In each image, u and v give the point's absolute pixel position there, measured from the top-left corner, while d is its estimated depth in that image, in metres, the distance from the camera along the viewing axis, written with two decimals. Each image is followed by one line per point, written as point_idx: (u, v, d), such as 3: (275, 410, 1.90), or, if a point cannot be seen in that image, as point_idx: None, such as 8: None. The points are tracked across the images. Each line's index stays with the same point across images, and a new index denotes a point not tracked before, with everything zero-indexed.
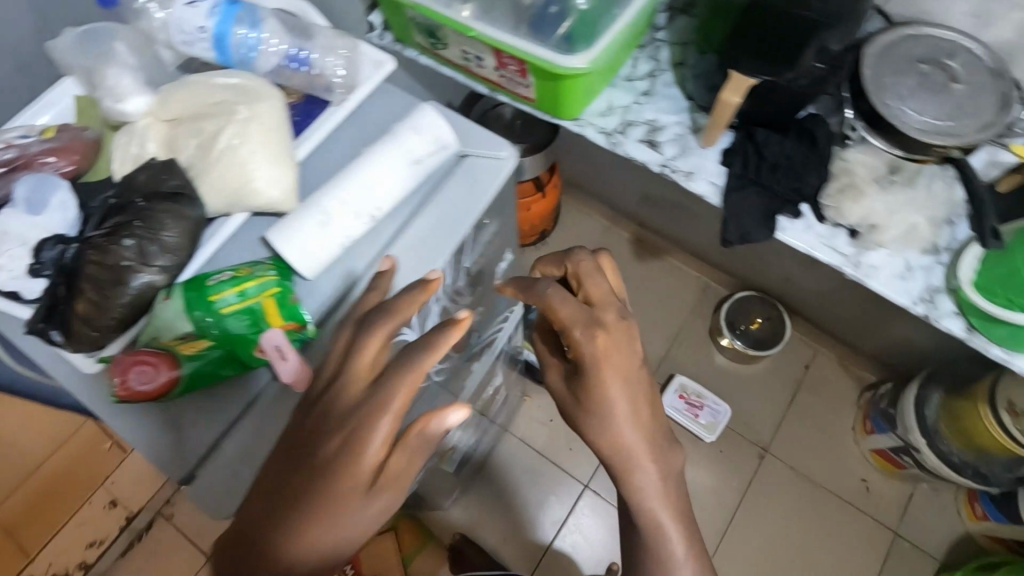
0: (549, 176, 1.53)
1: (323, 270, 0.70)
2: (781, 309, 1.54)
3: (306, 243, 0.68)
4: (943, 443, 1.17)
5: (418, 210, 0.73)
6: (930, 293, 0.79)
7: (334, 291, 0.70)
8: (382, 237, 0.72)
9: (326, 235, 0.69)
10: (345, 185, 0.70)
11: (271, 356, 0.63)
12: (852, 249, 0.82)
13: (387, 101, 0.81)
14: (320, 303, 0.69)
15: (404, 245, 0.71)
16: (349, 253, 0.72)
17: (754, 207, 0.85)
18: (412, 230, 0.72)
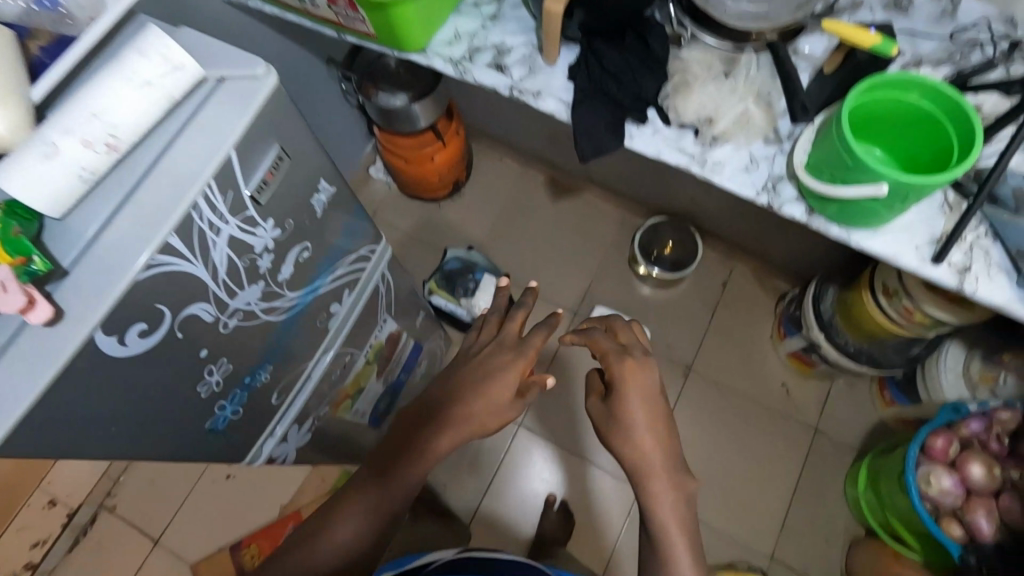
0: (447, 123, 1.51)
1: (60, 210, 0.51)
2: (692, 230, 1.56)
3: (36, 180, 0.48)
4: (839, 335, 1.22)
5: (166, 150, 0.52)
6: (773, 182, 0.80)
7: (78, 239, 0.51)
8: (134, 178, 0.53)
9: (63, 170, 0.49)
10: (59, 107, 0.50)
11: None
12: (698, 148, 0.82)
13: (138, 27, 0.60)
14: (69, 246, 0.51)
15: (142, 195, 0.49)
16: (91, 201, 0.53)
17: (603, 117, 0.84)
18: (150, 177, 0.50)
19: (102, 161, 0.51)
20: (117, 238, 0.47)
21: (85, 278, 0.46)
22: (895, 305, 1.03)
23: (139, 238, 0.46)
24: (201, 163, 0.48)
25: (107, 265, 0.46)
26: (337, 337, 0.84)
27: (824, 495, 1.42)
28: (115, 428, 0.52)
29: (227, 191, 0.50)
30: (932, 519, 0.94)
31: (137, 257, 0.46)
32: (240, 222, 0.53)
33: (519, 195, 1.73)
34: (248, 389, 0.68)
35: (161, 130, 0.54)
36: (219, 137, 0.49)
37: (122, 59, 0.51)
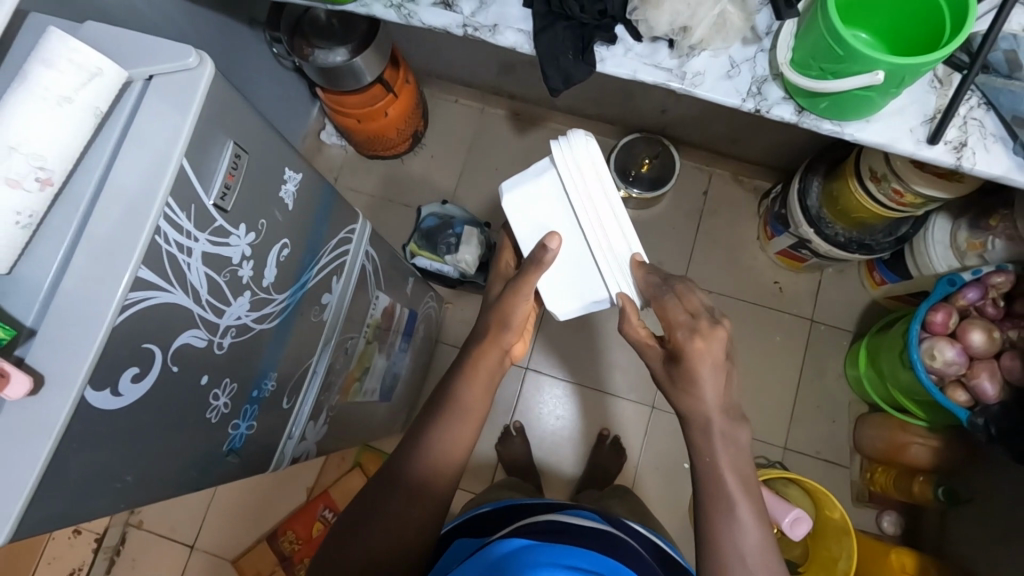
0: (394, 72, 1.39)
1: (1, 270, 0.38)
2: (665, 143, 1.50)
3: None
4: (828, 226, 1.21)
5: (107, 181, 0.42)
6: (757, 86, 0.76)
7: (30, 307, 0.40)
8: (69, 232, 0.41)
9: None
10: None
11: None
12: (675, 61, 0.77)
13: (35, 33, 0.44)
14: (25, 300, 0.40)
15: (91, 265, 0.40)
16: (20, 274, 0.40)
17: (567, 43, 0.78)
18: (98, 232, 0.41)
19: (40, 203, 0.39)
20: (74, 288, 0.40)
21: (24, 408, 0.38)
22: (885, 189, 1.02)
23: (94, 320, 0.40)
24: (154, 173, 0.41)
25: (65, 360, 0.39)
26: (334, 330, 0.80)
27: (826, 379, 1.46)
28: (130, 480, 0.48)
29: (189, 206, 0.45)
30: (938, 388, 0.99)
31: (91, 342, 0.40)
32: (210, 238, 0.48)
33: (480, 135, 1.64)
34: (258, 401, 0.65)
35: (100, 142, 0.42)
36: (159, 149, 0.42)
37: (24, 74, 0.38)
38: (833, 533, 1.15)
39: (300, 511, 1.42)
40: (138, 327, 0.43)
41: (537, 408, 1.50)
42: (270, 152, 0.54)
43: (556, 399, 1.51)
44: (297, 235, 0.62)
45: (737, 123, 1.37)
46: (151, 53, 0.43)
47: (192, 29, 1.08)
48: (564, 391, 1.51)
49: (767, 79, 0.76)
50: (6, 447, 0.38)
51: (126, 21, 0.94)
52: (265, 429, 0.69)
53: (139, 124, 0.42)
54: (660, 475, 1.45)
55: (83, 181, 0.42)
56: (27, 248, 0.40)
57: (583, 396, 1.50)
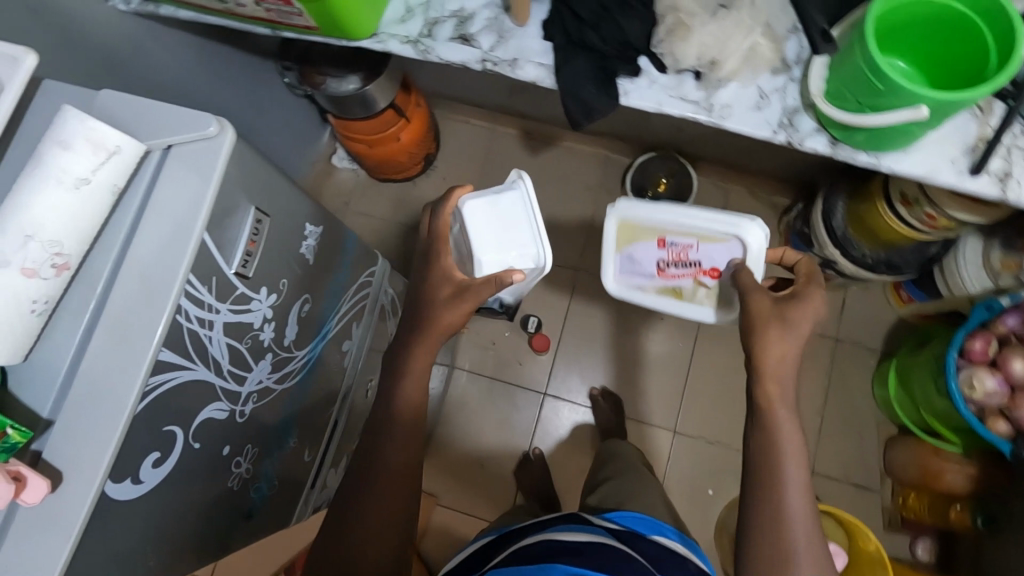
0: (406, 96, 1.37)
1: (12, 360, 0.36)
2: (680, 162, 1.47)
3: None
4: (855, 247, 1.18)
5: (124, 258, 0.40)
6: (788, 116, 0.73)
7: (46, 399, 0.38)
8: (88, 314, 0.39)
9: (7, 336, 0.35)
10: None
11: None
12: (702, 93, 0.74)
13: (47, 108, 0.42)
14: (41, 392, 0.38)
15: (111, 351, 0.38)
16: (39, 361, 0.38)
17: (588, 76, 0.75)
18: (116, 312, 0.39)
19: (53, 286, 0.37)
20: (92, 376, 0.38)
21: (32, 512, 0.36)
22: (917, 213, 0.98)
23: (109, 409, 0.38)
24: (175, 249, 0.40)
25: (79, 454, 0.37)
26: (353, 377, 0.78)
27: (853, 400, 1.42)
28: (151, 565, 0.46)
29: (210, 279, 0.43)
30: (978, 419, 0.95)
31: (108, 435, 0.37)
32: (231, 305, 0.46)
33: (492, 155, 1.61)
34: (279, 459, 0.62)
35: (117, 217, 0.40)
36: (179, 222, 0.40)
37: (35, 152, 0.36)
38: (869, 566, 1.10)
39: None
40: (160, 410, 0.41)
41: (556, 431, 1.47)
42: (290, 207, 0.52)
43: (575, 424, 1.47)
44: (319, 289, 0.60)
45: (755, 141, 1.35)
46: (169, 121, 0.41)
47: (202, 61, 1.06)
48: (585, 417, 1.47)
49: (798, 110, 0.73)
50: (24, 552, 0.36)
51: (132, 58, 0.92)
52: (286, 485, 0.67)
53: (157, 196, 0.41)
54: (684, 500, 1.41)
55: (100, 261, 0.40)
56: (46, 330, 0.38)
57: None
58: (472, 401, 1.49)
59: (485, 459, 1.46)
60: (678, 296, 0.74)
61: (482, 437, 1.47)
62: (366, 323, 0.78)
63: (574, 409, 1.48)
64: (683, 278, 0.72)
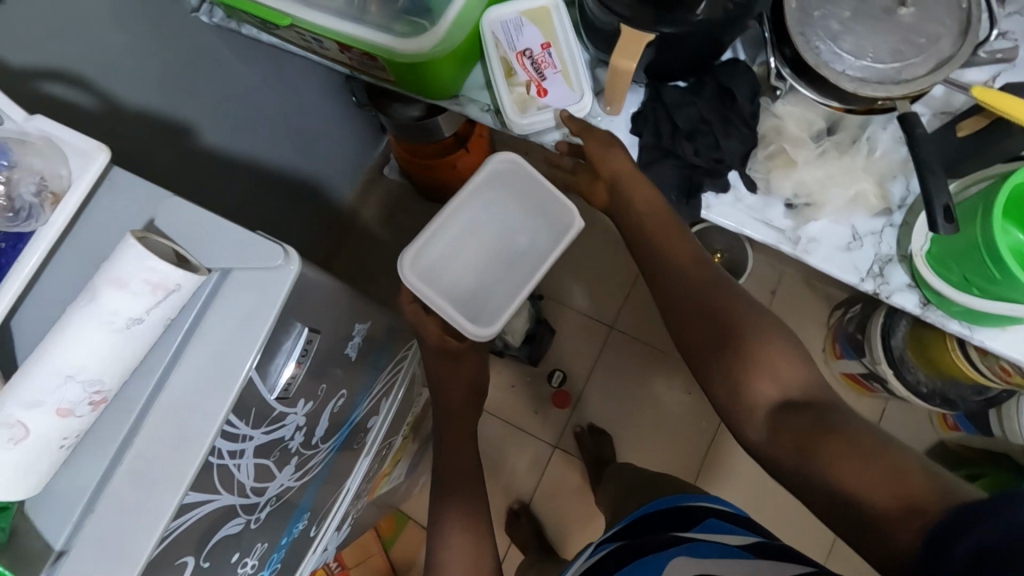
0: (471, 126, 1.34)
1: (44, 482, 0.39)
2: (739, 237, 1.41)
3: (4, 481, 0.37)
4: (910, 371, 1.11)
5: (162, 388, 0.41)
6: (880, 265, 0.68)
7: (66, 516, 0.40)
8: (122, 437, 0.41)
9: (31, 463, 0.37)
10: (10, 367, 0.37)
11: None
12: (790, 222, 0.69)
13: (115, 208, 0.43)
14: (64, 509, 0.40)
15: (134, 488, 0.39)
16: (71, 474, 0.40)
17: (672, 183, 0.70)
18: (145, 445, 0.40)
19: (87, 416, 0.39)
20: (112, 516, 0.39)
21: None
22: (989, 363, 0.92)
23: (120, 554, 0.38)
24: (217, 397, 0.40)
25: None
26: (374, 448, 0.76)
27: None
28: None
29: (249, 411, 0.43)
30: None
31: None
32: (268, 428, 0.46)
33: None
34: (285, 544, 0.60)
35: (163, 344, 0.41)
36: (226, 369, 0.40)
37: (96, 293, 0.37)
38: None
39: None
40: (184, 539, 0.43)
41: (562, 488, 1.43)
42: (335, 312, 0.51)
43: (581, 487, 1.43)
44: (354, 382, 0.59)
45: None
46: (229, 245, 0.40)
47: (274, 71, 1.04)
48: None
49: (891, 260, 0.68)
50: None
51: (207, 66, 0.90)
52: (289, 561, 0.65)
53: (205, 331, 0.41)
54: None
55: (138, 388, 0.41)
56: (79, 441, 0.40)
57: None
58: (483, 441, 1.45)
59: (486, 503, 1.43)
60: (507, 75, 0.72)
61: (485, 482, 1.44)
62: (393, 392, 0.76)
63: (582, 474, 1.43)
64: (523, 74, 0.72)
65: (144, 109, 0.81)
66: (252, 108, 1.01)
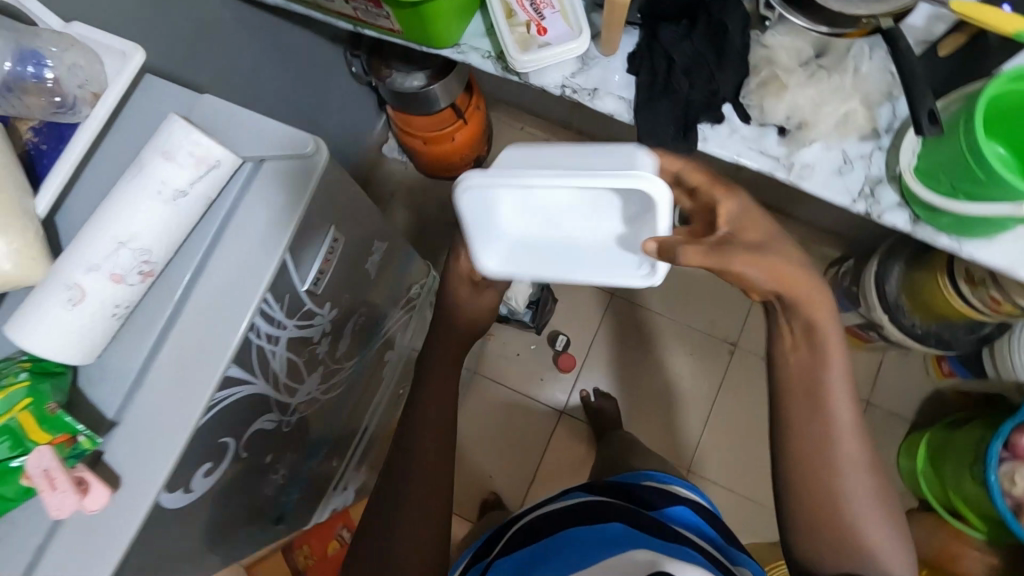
0: (468, 98, 1.37)
1: (103, 352, 0.46)
2: None
3: (58, 337, 0.44)
4: (905, 316, 1.14)
5: (205, 263, 0.48)
6: (871, 187, 0.71)
7: (120, 378, 0.46)
8: (165, 308, 0.47)
9: (81, 319, 0.44)
10: (77, 239, 0.45)
11: (39, 486, 0.42)
12: (783, 149, 0.73)
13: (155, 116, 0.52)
14: (115, 376, 0.46)
15: (180, 347, 0.46)
16: (121, 343, 0.47)
17: (670, 118, 0.73)
18: (191, 310, 0.47)
19: (138, 287, 0.46)
20: (165, 372, 0.46)
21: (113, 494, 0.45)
22: (980, 294, 0.96)
23: (172, 409, 0.46)
24: (255, 270, 0.47)
25: (148, 445, 0.45)
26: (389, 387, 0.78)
27: None
28: None
29: (283, 297, 0.50)
30: (1013, 515, 0.92)
31: (172, 447, 0.45)
32: (294, 320, 0.53)
33: None
34: None
35: (199, 233, 0.48)
36: (263, 248, 0.47)
37: (151, 170, 0.45)
38: None
39: (320, 527, 1.41)
40: (219, 420, 0.49)
41: (568, 452, 1.46)
42: (354, 227, 0.59)
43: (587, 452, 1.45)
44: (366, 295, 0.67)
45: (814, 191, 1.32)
46: (261, 141, 0.48)
47: (276, 41, 1.06)
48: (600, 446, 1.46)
49: (881, 181, 0.71)
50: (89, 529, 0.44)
51: (212, 31, 0.92)
52: None
53: (241, 214, 0.48)
54: None
55: (180, 269, 0.48)
56: (131, 313, 0.47)
57: None
58: (489, 409, 1.48)
59: (494, 470, 1.45)
60: (508, 17, 0.74)
61: (493, 450, 1.46)
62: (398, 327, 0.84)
63: (586, 438, 1.45)
64: (523, 17, 0.74)
65: (154, 70, 0.83)
66: (255, 76, 1.03)
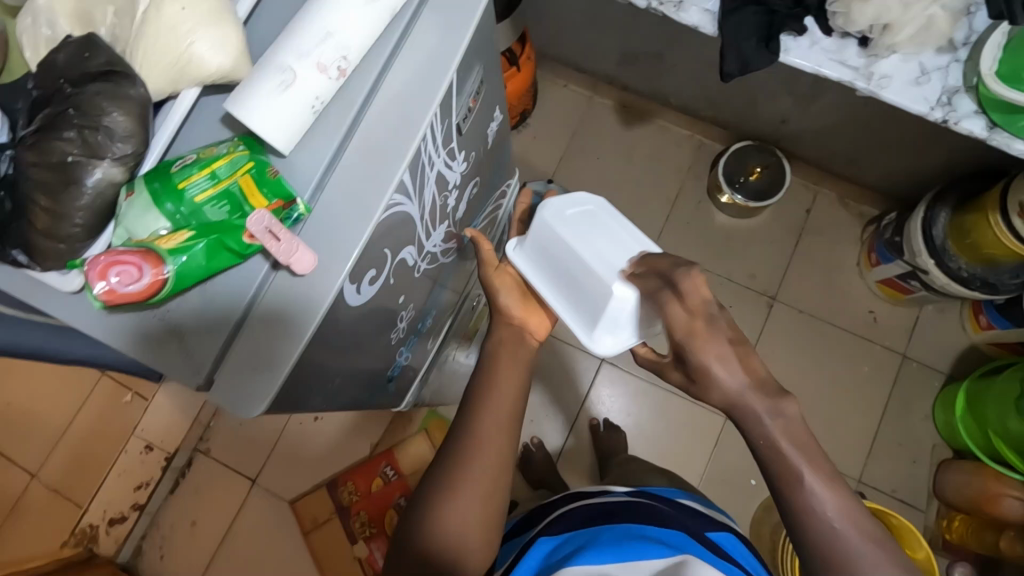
0: (522, 47, 1.40)
1: (301, 143, 0.49)
2: (778, 156, 1.48)
3: (273, 114, 0.46)
4: (951, 260, 1.17)
5: (387, 71, 0.52)
6: (948, 96, 0.74)
7: (312, 169, 0.49)
8: (351, 110, 0.50)
9: (293, 100, 0.47)
10: (288, 31, 0.48)
11: (262, 241, 0.46)
12: (863, 60, 0.76)
13: None
14: (304, 172, 0.49)
15: (368, 144, 0.50)
16: (312, 138, 0.49)
17: (753, 29, 0.76)
18: (377, 112, 0.51)
19: (334, 82, 0.48)
20: (353, 169, 0.50)
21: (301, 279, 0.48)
22: None
23: (361, 199, 0.49)
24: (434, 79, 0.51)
25: (340, 228, 0.49)
26: None
27: (911, 419, 1.42)
28: None
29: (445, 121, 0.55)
30: None
31: (363, 227, 0.48)
32: (444, 155, 0.59)
33: (587, 122, 1.63)
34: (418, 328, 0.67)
35: (381, 45, 0.51)
36: (441, 63, 0.52)
37: None
38: None
39: (365, 464, 1.45)
40: (386, 231, 0.52)
41: (607, 399, 1.49)
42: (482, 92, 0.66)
43: (624, 400, 1.49)
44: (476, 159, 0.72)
45: (860, 143, 1.34)
46: None
47: None
48: (638, 393, 1.49)
49: (958, 91, 0.74)
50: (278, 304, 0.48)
51: None
52: None
53: (418, 31, 0.53)
54: (724, 486, 1.42)
55: (362, 79, 0.51)
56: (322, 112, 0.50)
57: (654, 397, 1.49)
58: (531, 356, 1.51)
59: (534, 413, 1.49)
60: None
61: (534, 394, 1.50)
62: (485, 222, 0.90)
63: (624, 386, 1.49)
64: None
65: None
66: None
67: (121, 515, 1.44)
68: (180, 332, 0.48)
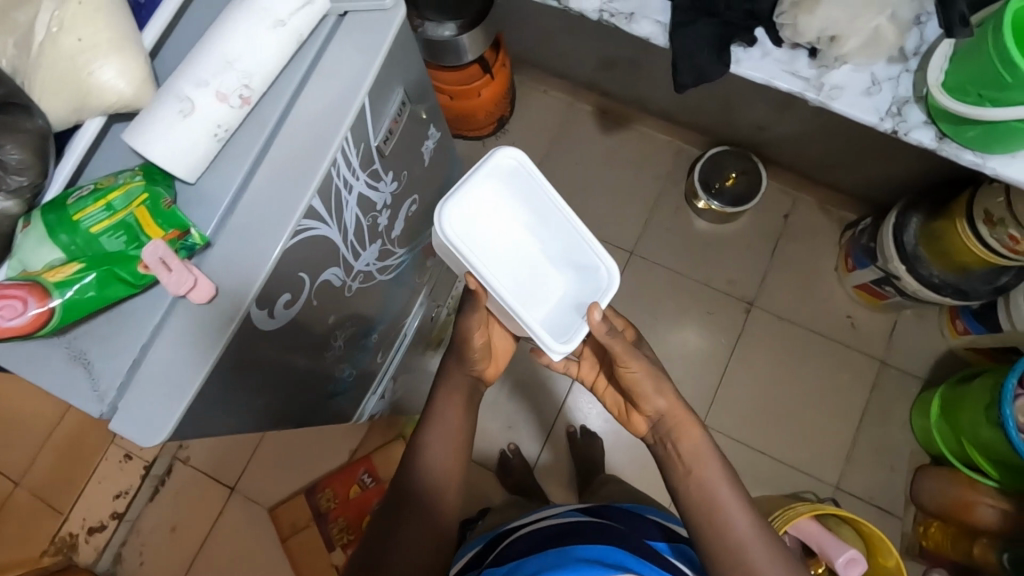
0: (495, 54, 1.40)
1: (207, 168, 0.54)
2: (754, 161, 1.47)
3: (173, 143, 0.51)
4: (924, 267, 1.16)
5: (295, 98, 0.56)
6: (898, 106, 0.74)
7: (221, 194, 0.54)
8: (257, 135, 0.55)
9: (194, 128, 0.51)
10: (191, 60, 0.52)
11: (154, 271, 0.50)
12: (813, 71, 0.75)
13: None
14: (214, 199, 0.54)
15: (272, 167, 0.54)
16: (220, 163, 0.54)
17: (706, 40, 0.75)
18: (284, 134, 0.55)
19: (237, 111, 0.53)
20: (260, 190, 0.54)
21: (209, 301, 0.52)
22: (999, 234, 0.99)
23: (271, 219, 0.53)
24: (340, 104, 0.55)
25: (243, 251, 0.53)
26: None
27: (889, 425, 1.41)
28: None
29: (359, 144, 0.59)
30: None
31: (271, 247, 0.53)
32: (364, 176, 0.63)
33: (567, 127, 1.63)
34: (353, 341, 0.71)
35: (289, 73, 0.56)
36: (349, 88, 0.56)
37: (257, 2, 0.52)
38: None
39: (342, 470, 1.45)
40: (297, 250, 0.57)
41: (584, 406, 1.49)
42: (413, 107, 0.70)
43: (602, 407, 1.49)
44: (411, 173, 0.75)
45: (835, 148, 1.34)
46: None
47: None
48: None
49: (908, 101, 0.73)
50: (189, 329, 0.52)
51: None
52: None
53: (327, 57, 0.57)
54: None
55: (271, 105, 0.56)
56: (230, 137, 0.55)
57: None
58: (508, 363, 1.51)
59: (512, 420, 1.49)
60: None
61: (511, 401, 1.50)
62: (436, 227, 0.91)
63: None
64: None
65: None
66: None
67: (100, 524, 1.45)
68: (82, 360, 0.51)
